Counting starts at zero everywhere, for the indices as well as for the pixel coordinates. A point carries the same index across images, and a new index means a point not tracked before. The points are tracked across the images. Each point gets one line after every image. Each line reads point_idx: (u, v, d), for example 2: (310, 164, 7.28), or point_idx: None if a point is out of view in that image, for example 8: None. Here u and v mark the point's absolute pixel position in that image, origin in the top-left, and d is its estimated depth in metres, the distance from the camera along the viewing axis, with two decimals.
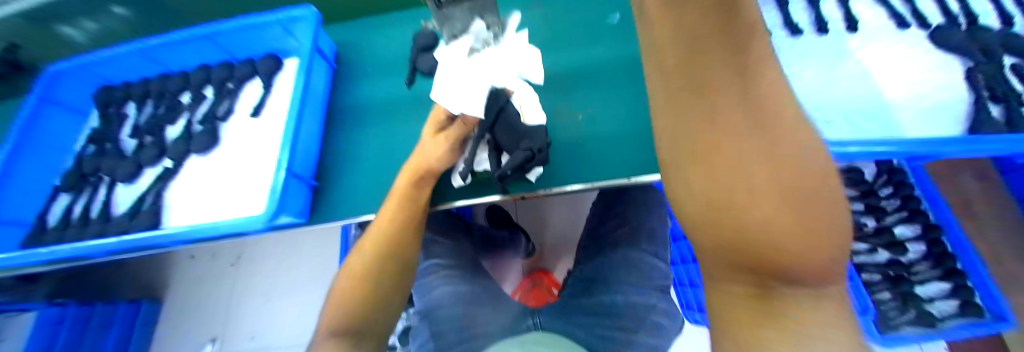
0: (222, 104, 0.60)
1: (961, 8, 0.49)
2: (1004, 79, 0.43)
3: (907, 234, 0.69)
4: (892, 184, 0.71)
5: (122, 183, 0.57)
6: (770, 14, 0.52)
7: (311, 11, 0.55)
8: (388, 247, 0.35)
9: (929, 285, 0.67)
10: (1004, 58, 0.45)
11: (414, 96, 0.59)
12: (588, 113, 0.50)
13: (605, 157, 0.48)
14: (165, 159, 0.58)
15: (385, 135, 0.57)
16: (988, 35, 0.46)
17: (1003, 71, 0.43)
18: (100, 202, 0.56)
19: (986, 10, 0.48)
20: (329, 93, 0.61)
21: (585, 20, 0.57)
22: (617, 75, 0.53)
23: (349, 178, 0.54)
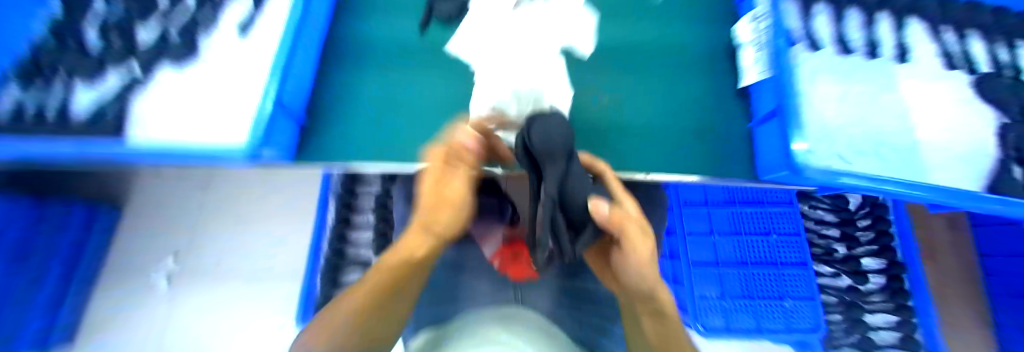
0: (204, 13, 0.56)
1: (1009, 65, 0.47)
2: None
3: (872, 266, 0.81)
4: (871, 216, 0.83)
5: (81, 84, 0.47)
6: (823, 24, 0.49)
7: None
8: (386, 297, 0.28)
9: (877, 315, 0.78)
10: None
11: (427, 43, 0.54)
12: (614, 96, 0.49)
13: (625, 150, 0.46)
14: (132, 60, 0.51)
15: (388, 78, 0.52)
16: None
17: None
18: (56, 106, 0.45)
19: None
20: (329, 22, 0.55)
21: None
22: (646, 65, 0.51)
23: (346, 119, 0.50)
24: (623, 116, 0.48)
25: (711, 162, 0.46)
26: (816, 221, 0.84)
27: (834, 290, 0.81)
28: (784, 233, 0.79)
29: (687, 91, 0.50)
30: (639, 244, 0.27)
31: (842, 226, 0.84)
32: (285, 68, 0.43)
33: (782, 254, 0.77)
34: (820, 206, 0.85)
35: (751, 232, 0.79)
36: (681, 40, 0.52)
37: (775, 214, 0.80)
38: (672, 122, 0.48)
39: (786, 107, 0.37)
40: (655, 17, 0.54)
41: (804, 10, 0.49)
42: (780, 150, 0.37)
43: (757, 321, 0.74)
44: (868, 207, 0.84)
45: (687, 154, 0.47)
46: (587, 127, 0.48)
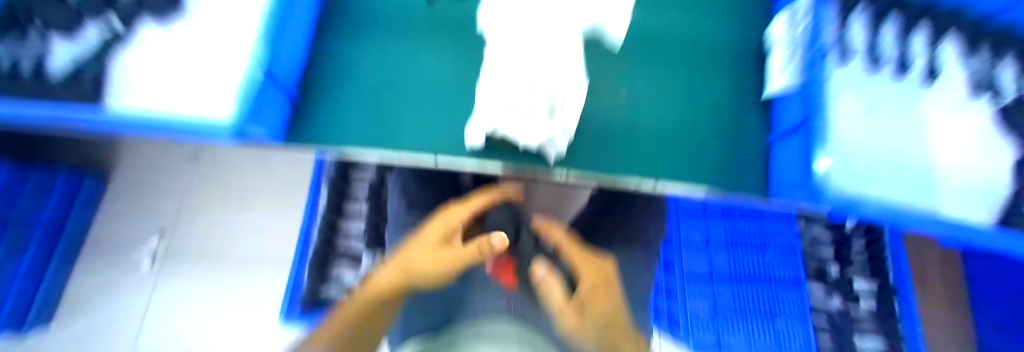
0: None
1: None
2: None
3: (863, 287, 0.75)
4: (866, 239, 0.75)
5: (56, 36, 0.33)
6: (847, 31, 0.37)
7: None
8: (375, 313, 0.30)
9: (865, 337, 0.73)
10: None
11: (428, 15, 0.47)
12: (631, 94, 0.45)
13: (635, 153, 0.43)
14: None
15: (385, 56, 0.46)
16: None
17: None
18: (30, 55, 0.32)
19: None
20: None
21: None
22: (685, 65, 0.47)
23: (336, 98, 0.44)
24: (637, 117, 0.45)
25: (733, 179, 0.43)
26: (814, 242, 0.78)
27: (823, 310, 0.75)
28: (779, 248, 0.76)
29: (707, 95, 0.46)
30: (558, 307, 0.30)
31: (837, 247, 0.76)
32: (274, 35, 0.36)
33: (775, 269, 0.75)
34: (818, 227, 0.77)
35: (748, 245, 0.75)
36: (709, 38, 0.48)
37: (773, 229, 0.77)
38: (687, 130, 0.45)
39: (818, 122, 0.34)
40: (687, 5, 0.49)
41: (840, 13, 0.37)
42: (799, 171, 0.36)
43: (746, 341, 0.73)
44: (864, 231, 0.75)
45: (696, 162, 0.44)
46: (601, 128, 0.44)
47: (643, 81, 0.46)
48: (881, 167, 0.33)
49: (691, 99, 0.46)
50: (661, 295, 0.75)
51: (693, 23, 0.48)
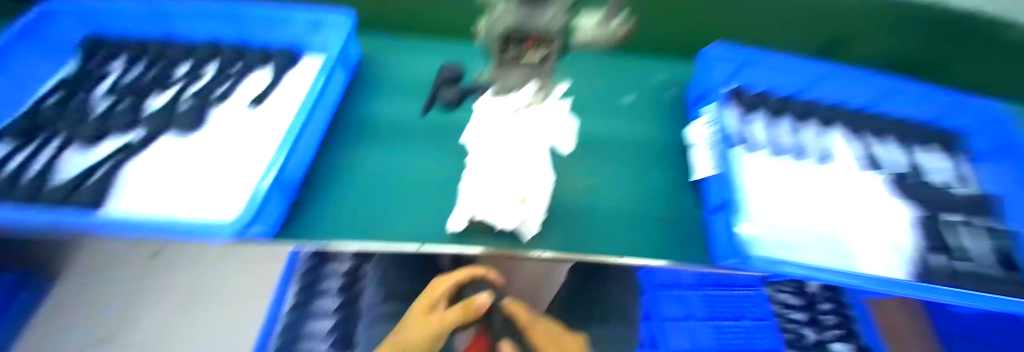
0: (224, 84, 0.42)
1: (965, 176, 0.46)
2: (972, 235, 0.40)
3: None
4: (834, 304, 0.61)
5: (74, 147, 0.35)
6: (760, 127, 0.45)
7: (349, 16, 0.43)
8: None
9: None
10: (930, 195, 0.42)
11: (439, 119, 0.43)
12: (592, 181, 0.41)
13: (596, 224, 0.37)
14: (139, 128, 0.38)
15: (384, 154, 0.40)
16: (922, 184, 0.43)
17: (944, 219, 0.40)
18: (34, 166, 0.32)
19: (930, 166, 0.46)
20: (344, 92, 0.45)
21: (621, 80, 0.52)
22: (662, 144, 0.46)
23: (333, 193, 0.36)
24: (602, 198, 0.40)
25: (692, 247, 0.37)
26: (784, 311, 0.62)
27: None
28: (756, 318, 0.61)
29: (660, 170, 0.43)
30: None
31: (812, 317, 0.61)
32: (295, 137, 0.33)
33: (758, 345, 0.60)
34: (779, 293, 0.64)
35: (723, 319, 0.61)
36: (669, 120, 0.49)
37: (743, 295, 0.63)
38: (658, 201, 0.41)
39: (774, 199, 0.38)
40: (650, 92, 0.51)
41: (743, 112, 0.45)
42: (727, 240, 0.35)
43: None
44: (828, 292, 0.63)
45: (671, 234, 0.38)
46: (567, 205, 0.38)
47: (605, 156, 0.43)
48: (830, 232, 0.37)
49: (654, 172, 0.43)
50: None
51: (663, 107, 0.50)
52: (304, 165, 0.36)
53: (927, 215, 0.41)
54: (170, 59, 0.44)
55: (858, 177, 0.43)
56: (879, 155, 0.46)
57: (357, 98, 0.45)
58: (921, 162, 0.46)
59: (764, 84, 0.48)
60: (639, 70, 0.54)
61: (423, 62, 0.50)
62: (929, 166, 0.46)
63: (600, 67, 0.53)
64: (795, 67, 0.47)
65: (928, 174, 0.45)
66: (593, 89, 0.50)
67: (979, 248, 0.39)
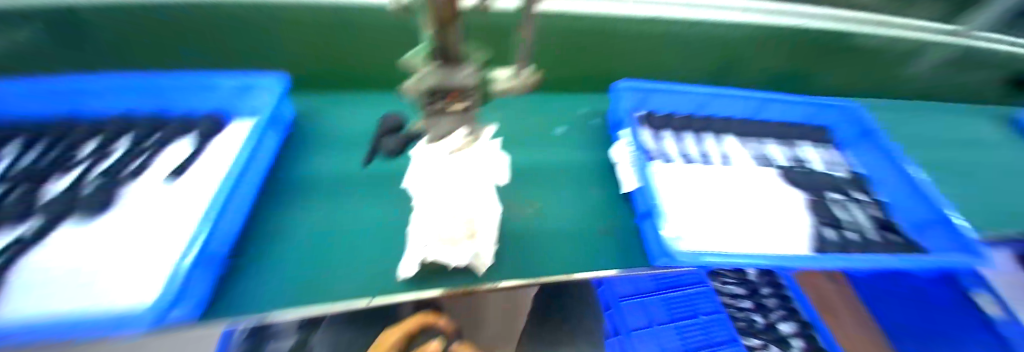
0: (133, 161, 0.39)
1: (837, 162, 0.56)
2: (852, 212, 0.48)
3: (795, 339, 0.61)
4: (772, 285, 0.67)
5: None
6: (669, 142, 0.53)
7: (281, 78, 0.44)
8: None
9: None
10: (817, 182, 0.50)
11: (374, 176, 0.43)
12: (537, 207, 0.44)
13: (543, 248, 0.40)
14: (35, 217, 0.33)
15: (331, 209, 0.39)
16: (815, 176, 0.51)
17: (829, 201, 0.48)
18: None
19: (814, 159, 0.55)
20: (277, 153, 0.44)
21: (559, 116, 0.58)
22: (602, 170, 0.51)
23: (272, 257, 0.34)
24: (549, 222, 0.43)
25: (634, 253, 0.41)
26: (730, 297, 0.66)
27: None
28: (709, 314, 0.63)
29: (607, 189, 0.48)
30: None
31: (754, 299, 0.65)
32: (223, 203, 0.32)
33: (715, 337, 0.61)
34: (722, 280, 0.67)
35: (680, 318, 0.62)
36: (606, 145, 0.54)
37: (694, 293, 0.66)
38: (593, 215, 0.44)
39: (690, 202, 0.44)
40: (582, 125, 0.57)
41: (654, 131, 0.53)
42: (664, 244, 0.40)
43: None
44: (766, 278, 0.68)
45: (609, 245, 0.42)
46: (515, 232, 0.40)
47: (544, 182, 0.47)
48: (742, 224, 0.43)
49: (598, 194, 0.47)
50: None
51: (592, 133, 0.55)
52: (240, 229, 0.35)
53: (815, 198, 0.48)
54: (72, 138, 0.40)
55: (757, 174, 0.50)
56: (770, 154, 0.54)
57: (292, 157, 0.44)
58: (805, 157, 0.55)
59: (668, 108, 0.56)
60: (564, 104, 0.61)
61: (363, 117, 0.51)
62: (810, 158, 0.55)
63: (539, 107, 0.59)
64: (697, 102, 0.56)
65: (813, 164, 0.54)
66: (528, 124, 0.55)
67: (861, 222, 0.47)
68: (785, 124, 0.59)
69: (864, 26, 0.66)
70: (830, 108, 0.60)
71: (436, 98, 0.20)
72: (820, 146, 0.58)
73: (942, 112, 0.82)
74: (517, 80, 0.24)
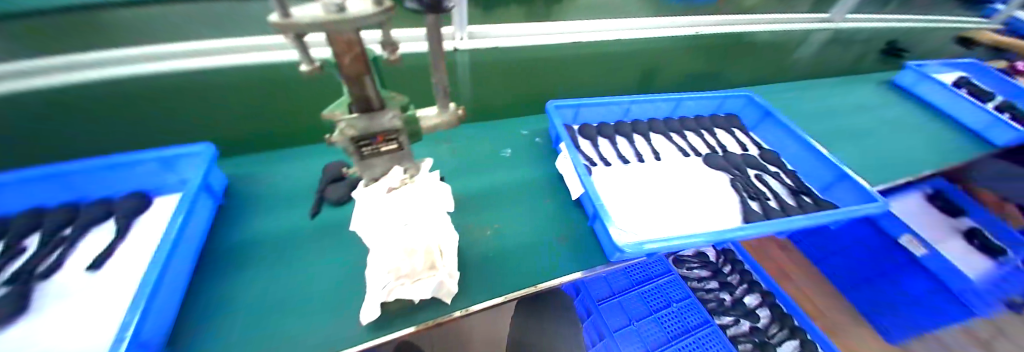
0: (46, 258, 0.35)
1: (750, 142, 0.63)
2: (769, 182, 0.55)
3: (752, 302, 0.78)
4: (728, 260, 0.85)
5: None
6: (605, 148, 0.58)
7: (209, 147, 0.43)
8: None
9: (784, 346, 0.71)
10: (738, 161, 0.58)
11: (322, 227, 0.43)
12: (495, 227, 0.45)
13: (505, 264, 0.41)
14: None
15: (279, 270, 0.38)
16: (734, 157, 0.58)
17: (749, 177, 0.55)
18: None
19: (730, 144, 0.63)
20: (214, 222, 0.42)
21: (506, 139, 0.61)
22: (550, 183, 0.54)
23: (214, 335, 0.32)
24: (507, 240, 0.44)
25: (591, 255, 0.44)
26: (695, 279, 0.80)
27: (743, 337, 0.71)
28: (679, 299, 0.76)
29: (558, 200, 0.51)
30: None
31: (716, 277, 0.81)
32: (156, 282, 0.30)
33: (688, 317, 0.73)
34: (690, 264, 0.83)
35: (656, 308, 0.74)
36: (551, 160, 0.57)
37: (666, 283, 0.78)
38: (549, 226, 0.47)
39: (630, 199, 0.48)
40: (527, 145, 0.60)
41: (590, 140, 0.58)
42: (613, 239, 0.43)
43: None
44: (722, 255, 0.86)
45: (568, 252, 0.44)
46: (474, 255, 0.41)
47: (497, 202, 0.49)
48: (678, 210, 0.48)
49: (548, 206, 0.50)
50: None
51: (535, 150, 0.59)
52: (174, 310, 0.32)
53: (737, 175, 0.55)
54: None
55: (686, 164, 0.57)
56: (693, 145, 0.61)
57: (232, 222, 0.42)
58: (723, 143, 0.62)
59: (597, 119, 0.63)
60: (504, 128, 0.65)
61: (306, 169, 0.51)
62: (727, 143, 0.63)
63: (486, 135, 0.62)
64: (623, 109, 0.63)
65: (729, 148, 0.61)
66: (474, 150, 0.57)
67: (777, 190, 0.54)
68: (700, 117, 0.67)
69: (748, 25, 0.77)
70: (735, 98, 0.68)
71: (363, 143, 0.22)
72: (733, 130, 0.66)
73: (825, 86, 0.97)
74: (441, 116, 0.27)
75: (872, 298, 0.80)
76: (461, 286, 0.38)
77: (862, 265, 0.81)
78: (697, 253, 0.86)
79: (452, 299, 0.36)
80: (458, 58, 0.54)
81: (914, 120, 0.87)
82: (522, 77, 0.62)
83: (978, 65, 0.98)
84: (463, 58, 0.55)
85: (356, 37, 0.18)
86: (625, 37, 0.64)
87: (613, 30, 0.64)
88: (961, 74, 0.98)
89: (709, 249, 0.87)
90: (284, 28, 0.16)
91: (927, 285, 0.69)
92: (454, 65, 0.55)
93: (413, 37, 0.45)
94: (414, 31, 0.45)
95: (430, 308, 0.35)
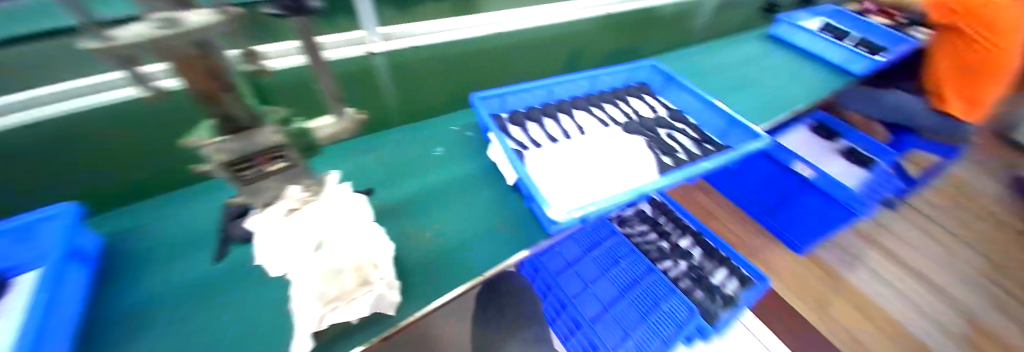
0: None
1: (659, 105, 0.70)
2: (679, 137, 0.61)
3: (687, 244, 0.86)
4: (662, 211, 0.93)
5: None
6: (534, 131, 0.60)
7: (73, 206, 0.36)
8: None
9: (717, 275, 0.80)
10: (650, 123, 0.64)
11: (235, 266, 0.38)
12: (435, 228, 0.44)
13: (448, 263, 0.41)
14: None
15: (188, 323, 0.33)
16: (647, 120, 0.64)
17: (661, 135, 0.61)
18: None
19: (644, 108, 0.68)
20: (91, 291, 0.35)
21: (436, 136, 0.60)
22: (484, 173, 0.54)
23: None
24: (448, 237, 0.44)
25: (531, 236, 0.46)
26: (639, 235, 0.87)
27: (683, 276, 0.80)
28: (625, 255, 0.83)
29: (494, 188, 0.51)
30: None
31: (655, 229, 0.89)
32: None
33: (634, 269, 0.81)
34: (632, 221, 0.91)
35: (607, 267, 0.80)
36: (482, 151, 0.57)
37: (612, 244, 0.85)
38: (490, 215, 0.47)
39: (559, 175, 0.51)
40: (457, 140, 0.59)
41: (517, 125, 0.60)
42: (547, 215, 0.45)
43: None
44: (658, 207, 0.94)
45: (510, 237, 0.45)
46: (416, 260, 0.41)
47: (433, 202, 0.48)
48: (604, 177, 0.51)
49: (485, 195, 0.50)
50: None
51: (464, 143, 0.58)
52: None
53: (651, 136, 0.60)
54: None
55: (607, 133, 0.61)
56: (612, 115, 0.66)
57: (121, 285, 0.36)
58: (637, 109, 0.68)
59: (523, 105, 0.64)
60: (434, 126, 0.63)
61: (210, 209, 0.46)
62: (640, 108, 0.68)
63: (413, 135, 0.60)
64: (545, 92, 0.65)
65: (643, 113, 0.67)
66: (403, 154, 0.55)
67: (685, 142, 0.60)
68: (615, 89, 0.72)
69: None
70: (644, 68, 0.75)
71: (244, 165, 0.22)
72: (644, 95, 0.72)
73: (721, 45, 1.08)
74: (338, 124, 0.26)
75: (784, 217, 0.94)
76: (404, 294, 0.37)
77: (771, 192, 0.93)
78: (636, 211, 0.93)
79: (396, 309, 0.35)
80: (374, 61, 0.52)
81: (791, 64, 1.01)
82: (436, 74, 0.59)
83: (839, 11, 1.18)
84: (381, 61, 0.52)
85: (205, 53, 0.17)
86: (542, 21, 0.66)
87: (530, 18, 0.66)
88: (824, 19, 1.15)
89: (646, 205, 0.94)
90: (105, 54, 0.14)
91: (819, 199, 0.82)
92: (371, 70, 0.52)
93: (282, 52, 0.42)
94: (283, 46, 0.42)
95: (374, 322, 0.34)
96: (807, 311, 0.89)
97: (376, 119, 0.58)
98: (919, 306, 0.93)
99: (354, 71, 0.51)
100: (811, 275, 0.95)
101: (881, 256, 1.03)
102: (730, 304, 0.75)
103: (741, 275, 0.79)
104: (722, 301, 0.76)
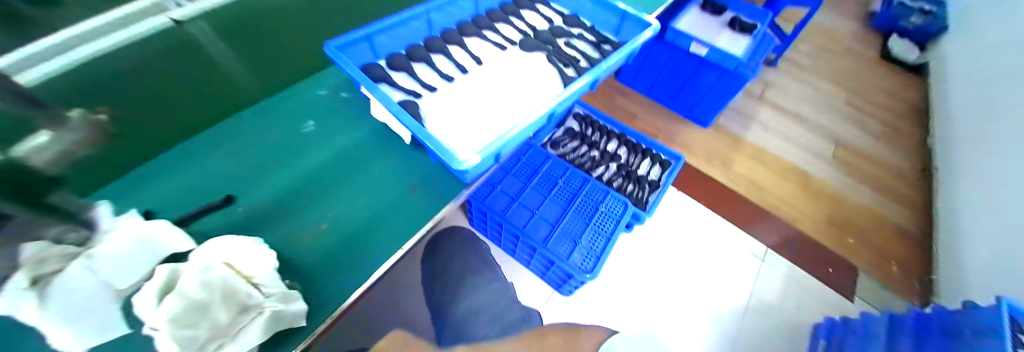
0: None
1: (554, 14, 0.64)
2: (578, 45, 0.58)
3: (614, 146, 0.90)
4: (588, 122, 0.94)
5: None
6: (424, 74, 0.52)
7: None
8: None
9: (643, 165, 0.87)
10: (547, 36, 0.59)
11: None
12: (334, 215, 0.39)
13: (360, 249, 0.37)
14: None
15: None
16: (543, 34, 0.59)
17: (560, 47, 0.58)
18: None
19: (538, 20, 0.62)
20: None
21: (308, 107, 0.50)
22: (377, 138, 0.46)
23: None
24: (351, 221, 0.39)
25: (447, 191, 0.42)
26: (569, 151, 0.89)
27: (615, 177, 0.84)
28: (560, 174, 0.82)
29: (393, 152, 0.45)
30: None
31: (583, 140, 0.91)
32: None
33: (572, 183, 0.81)
34: (559, 138, 0.92)
35: (548, 190, 0.80)
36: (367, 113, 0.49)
37: (547, 165, 0.83)
38: (397, 182, 0.43)
39: (460, 118, 0.46)
40: (336, 106, 0.50)
41: (402, 72, 0.51)
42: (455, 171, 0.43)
43: (635, 256, 0.86)
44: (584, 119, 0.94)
45: (425, 198, 0.41)
46: (317, 258, 0.36)
47: (324, 188, 0.41)
48: (510, 107, 0.47)
49: (386, 161, 0.44)
50: (549, 268, 0.76)
51: (343, 110, 0.49)
52: None
53: (551, 50, 0.56)
54: None
55: (505, 57, 0.55)
56: (507, 36, 0.59)
57: None
58: (531, 23, 0.62)
59: (403, 44, 0.54)
60: (298, 95, 0.51)
61: None
62: (534, 22, 0.62)
63: (276, 112, 0.48)
64: (423, 23, 0.55)
65: (538, 26, 0.61)
66: (269, 138, 0.45)
67: (584, 49, 0.58)
68: (504, 5, 0.63)
69: None
70: None
71: None
72: (537, 6, 0.64)
73: None
74: (60, 138, 0.19)
75: (688, 99, 1.02)
76: (314, 300, 0.34)
77: (677, 76, 0.98)
78: (563, 129, 0.93)
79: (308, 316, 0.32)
80: (192, 31, 0.37)
81: None
82: (287, 32, 0.46)
83: None
84: (199, 30, 0.38)
85: None
86: None
87: None
88: None
89: (572, 121, 0.94)
90: None
91: (716, 74, 0.89)
92: (193, 42, 0.38)
93: None
94: None
95: (283, 336, 0.31)
96: (721, 175, 1.01)
97: (195, 104, 0.42)
98: (803, 145, 1.11)
99: (169, 52, 0.37)
100: (721, 144, 1.07)
101: (773, 110, 1.18)
102: (655, 187, 0.84)
103: (660, 159, 0.87)
104: (648, 186, 0.84)
